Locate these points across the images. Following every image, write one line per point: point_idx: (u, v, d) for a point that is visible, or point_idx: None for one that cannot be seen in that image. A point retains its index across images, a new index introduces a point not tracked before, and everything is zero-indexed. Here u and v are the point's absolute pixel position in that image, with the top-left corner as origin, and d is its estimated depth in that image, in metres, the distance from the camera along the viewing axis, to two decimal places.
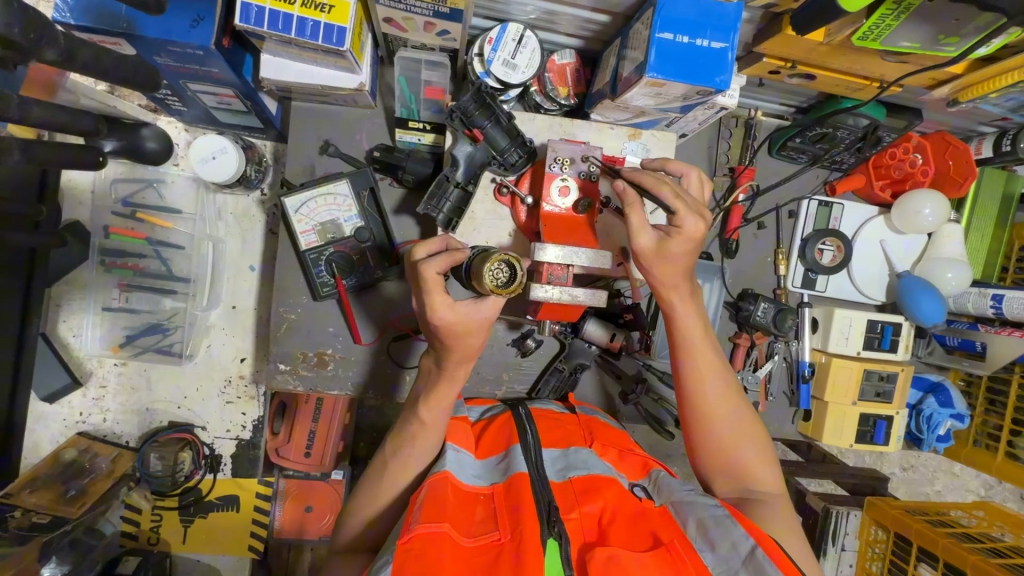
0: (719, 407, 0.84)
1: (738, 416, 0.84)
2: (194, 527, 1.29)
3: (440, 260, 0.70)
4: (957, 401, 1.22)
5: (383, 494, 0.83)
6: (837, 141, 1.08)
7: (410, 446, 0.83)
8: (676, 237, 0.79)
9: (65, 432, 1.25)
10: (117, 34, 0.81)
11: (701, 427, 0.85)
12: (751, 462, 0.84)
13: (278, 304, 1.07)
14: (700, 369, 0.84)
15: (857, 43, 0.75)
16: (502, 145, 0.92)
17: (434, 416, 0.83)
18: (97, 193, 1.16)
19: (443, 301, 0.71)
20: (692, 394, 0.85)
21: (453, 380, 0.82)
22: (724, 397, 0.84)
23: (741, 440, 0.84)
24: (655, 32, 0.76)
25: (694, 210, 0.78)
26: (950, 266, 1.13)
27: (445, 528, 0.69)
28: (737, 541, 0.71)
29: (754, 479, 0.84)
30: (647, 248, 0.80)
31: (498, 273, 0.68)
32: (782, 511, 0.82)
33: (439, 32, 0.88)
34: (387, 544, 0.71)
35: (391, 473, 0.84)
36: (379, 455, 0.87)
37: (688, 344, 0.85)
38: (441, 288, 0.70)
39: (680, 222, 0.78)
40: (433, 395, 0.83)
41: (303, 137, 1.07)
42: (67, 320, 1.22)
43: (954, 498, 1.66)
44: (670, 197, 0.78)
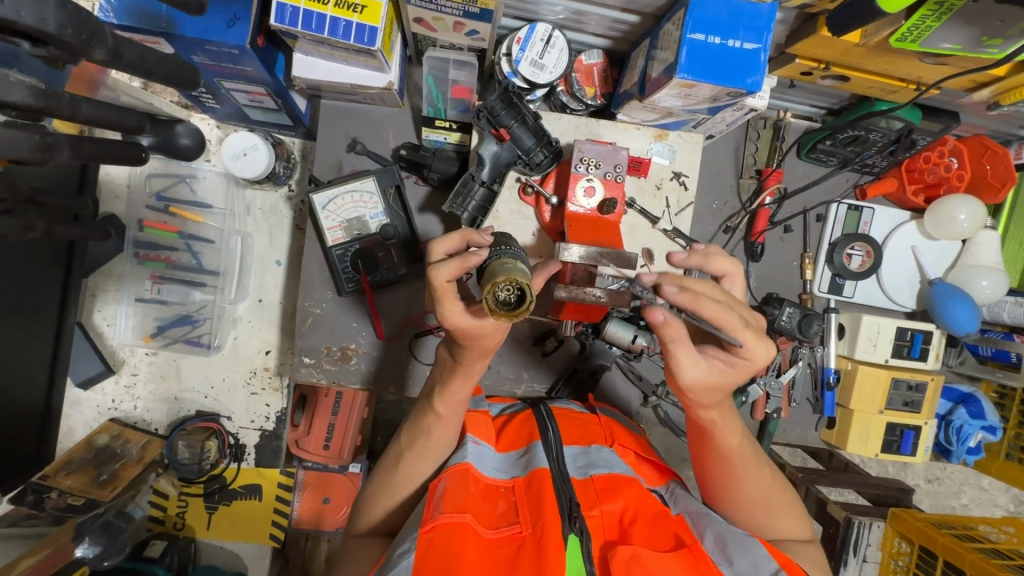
0: (749, 473, 0.80)
1: (766, 476, 0.81)
2: (218, 514, 1.32)
3: (451, 265, 0.61)
4: (989, 413, 1.19)
5: (396, 488, 0.83)
6: (869, 143, 1.06)
7: (426, 437, 0.81)
8: (740, 366, 0.69)
9: (98, 418, 1.29)
10: (158, 34, 0.83)
11: (729, 489, 0.81)
12: (780, 515, 0.83)
13: (303, 299, 1.09)
14: (733, 446, 0.78)
15: (895, 45, 0.74)
16: (528, 145, 0.93)
17: (449, 409, 0.79)
18: (133, 187, 1.20)
19: (457, 310, 0.64)
20: (713, 453, 0.80)
21: (468, 375, 0.76)
22: (752, 461, 0.80)
23: (772, 497, 0.82)
24: (686, 33, 0.75)
25: (765, 338, 0.68)
26: (985, 274, 1.10)
27: (467, 519, 0.70)
28: (758, 562, 0.70)
29: (778, 524, 0.82)
30: (696, 380, 0.69)
31: (505, 292, 0.56)
32: (814, 555, 0.82)
33: (468, 32, 0.89)
34: (409, 531, 0.72)
35: (407, 463, 0.82)
36: (395, 440, 0.86)
37: (723, 431, 0.77)
38: (451, 296, 0.63)
39: (750, 355, 0.68)
40: (448, 390, 0.78)
41: (332, 135, 1.08)
42: (102, 310, 1.27)
43: (982, 512, 1.61)
44: (739, 330, 0.65)
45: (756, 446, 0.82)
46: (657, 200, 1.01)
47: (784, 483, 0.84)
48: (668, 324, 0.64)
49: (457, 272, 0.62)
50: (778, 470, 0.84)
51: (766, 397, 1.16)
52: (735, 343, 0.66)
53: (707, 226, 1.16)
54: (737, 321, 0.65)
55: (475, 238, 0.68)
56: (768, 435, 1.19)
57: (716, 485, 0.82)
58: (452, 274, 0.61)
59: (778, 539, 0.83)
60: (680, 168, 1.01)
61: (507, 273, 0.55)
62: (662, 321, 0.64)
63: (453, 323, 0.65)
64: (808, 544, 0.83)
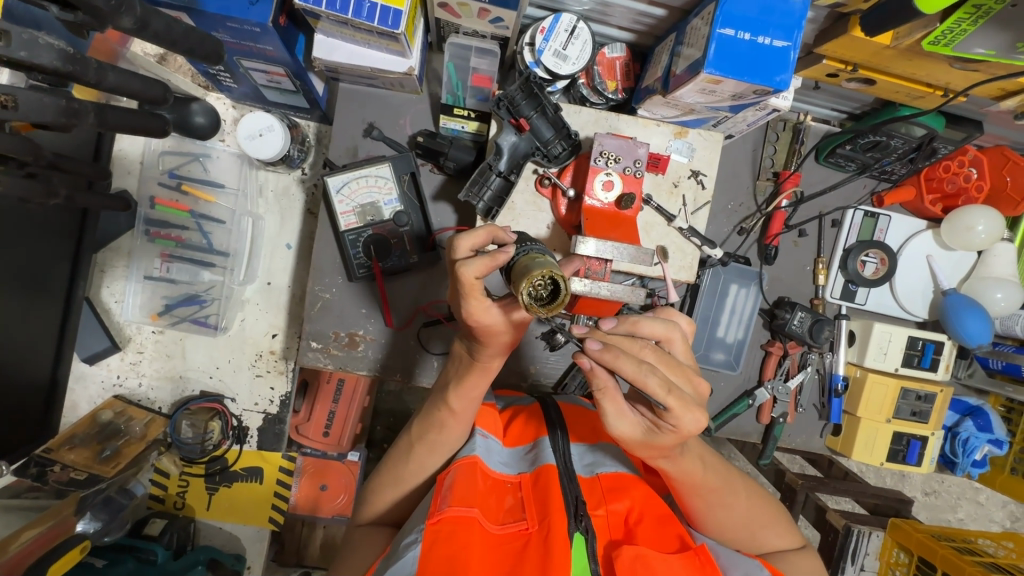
0: (722, 501, 0.77)
1: (742, 499, 0.79)
2: (218, 495, 1.32)
3: (479, 263, 0.59)
4: (996, 427, 1.18)
5: (406, 479, 0.82)
6: (889, 150, 1.04)
7: (437, 430, 0.79)
8: (668, 431, 0.64)
9: (102, 394, 1.29)
10: (180, 8, 0.82)
11: (706, 515, 0.79)
12: (769, 531, 0.82)
13: (313, 282, 1.09)
14: (698, 482, 0.75)
15: (927, 48, 0.73)
16: (547, 137, 0.94)
17: (464, 405, 0.77)
18: (146, 164, 1.19)
19: (482, 306, 0.62)
20: (688, 491, 0.76)
21: (485, 372, 0.74)
22: (724, 489, 0.77)
23: (754, 515, 0.80)
24: (716, 28, 0.74)
25: (695, 408, 0.62)
26: (1000, 286, 1.09)
27: (474, 513, 0.70)
28: (753, 570, 0.71)
29: (773, 532, 0.82)
30: (625, 432, 0.66)
31: (537, 289, 0.55)
32: (811, 566, 0.82)
33: (492, 19, 0.88)
34: (417, 521, 0.72)
35: (416, 458, 0.81)
36: (405, 432, 0.84)
37: (682, 474, 0.74)
38: (478, 293, 0.61)
39: (676, 424, 0.62)
40: (464, 385, 0.75)
41: (348, 119, 1.08)
42: (110, 286, 1.26)
43: (978, 527, 1.61)
44: (661, 395, 0.60)
45: (727, 470, 0.79)
46: (673, 198, 1.01)
47: (766, 499, 0.83)
48: (594, 371, 0.63)
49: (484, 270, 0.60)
50: (756, 488, 0.82)
51: (772, 401, 1.16)
52: (660, 406, 0.61)
53: (721, 227, 1.15)
54: (661, 384, 0.60)
55: (501, 235, 0.65)
56: (774, 440, 1.16)
57: (697, 515, 0.79)
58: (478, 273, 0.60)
59: (769, 551, 0.83)
60: (698, 167, 1.01)
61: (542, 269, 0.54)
62: (589, 368, 0.62)
63: (476, 321, 0.63)
64: (805, 553, 0.83)
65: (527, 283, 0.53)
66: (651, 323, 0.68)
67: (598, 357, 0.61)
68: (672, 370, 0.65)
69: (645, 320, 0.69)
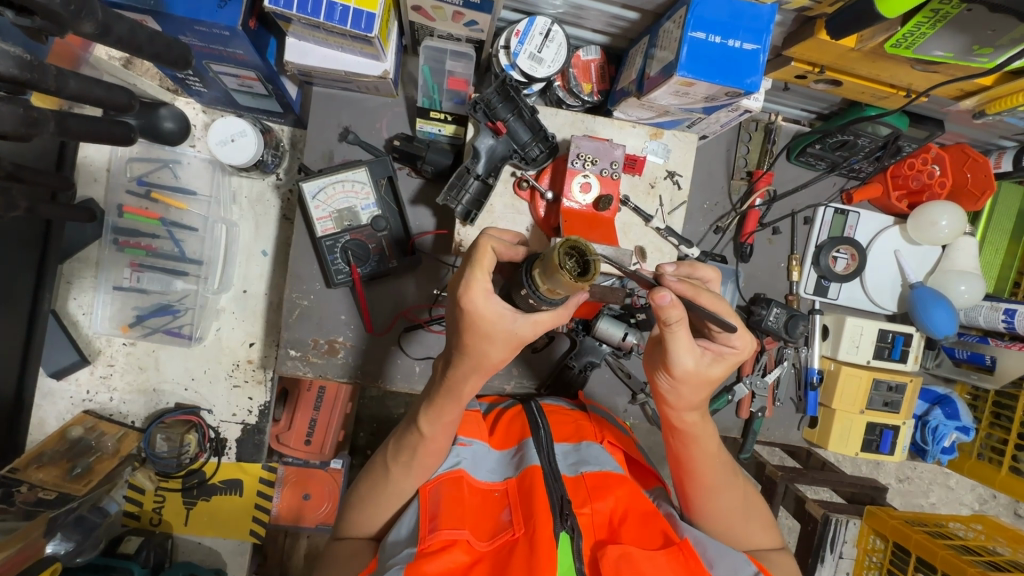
0: (724, 482, 0.80)
1: (739, 487, 0.82)
2: (196, 510, 1.29)
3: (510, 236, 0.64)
4: (963, 414, 1.22)
5: (385, 500, 0.78)
6: (857, 148, 1.07)
7: (411, 453, 0.76)
8: (729, 356, 0.71)
9: (71, 410, 1.24)
10: (145, 11, 0.80)
11: (705, 503, 0.81)
12: (757, 528, 0.84)
13: (291, 289, 1.07)
14: (709, 457, 0.79)
15: (890, 51, 0.76)
16: (524, 140, 0.93)
17: (436, 431, 0.75)
18: (113, 171, 1.16)
19: (485, 287, 0.62)
20: (699, 464, 0.79)
21: (458, 398, 0.72)
22: (728, 472, 0.81)
23: (748, 505, 0.83)
24: (687, 31, 0.76)
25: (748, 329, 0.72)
26: (964, 278, 1.13)
27: (465, 534, 0.69)
28: (737, 566, 0.73)
29: (760, 528, 0.84)
30: (690, 368, 0.69)
31: (567, 262, 0.53)
32: (789, 565, 0.83)
33: (467, 22, 0.88)
34: (406, 542, 0.72)
35: (394, 482, 0.77)
36: (381, 454, 0.80)
37: (702, 434, 0.78)
38: (488, 268, 0.61)
39: (739, 343, 0.70)
40: (436, 410, 0.73)
41: (323, 123, 1.06)
42: (78, 298, 1.22)
43: (949, 510, 1.67)
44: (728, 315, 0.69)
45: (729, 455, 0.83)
46: (651, 198, 1.02)
47: (756, 495, 0.86)
48: (672, 305, 0.63)
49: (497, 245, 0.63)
50: (749, 483, 0.86)
51: (751, 395, 1.18)
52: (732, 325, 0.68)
53: (698, 226, 1.17)
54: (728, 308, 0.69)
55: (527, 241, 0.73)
56: (754, 433, 1.19)
57: (695, 499, 0.82)
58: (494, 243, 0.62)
59: (754, 549, 0.84)
60: (674, 167, 1.02)
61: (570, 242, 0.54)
62: (669, 301, 0.62)
63: (471, 303, 0.62)
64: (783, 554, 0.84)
65: (564, 241, 0.53)
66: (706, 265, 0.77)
67: (678, 289, 0.66)
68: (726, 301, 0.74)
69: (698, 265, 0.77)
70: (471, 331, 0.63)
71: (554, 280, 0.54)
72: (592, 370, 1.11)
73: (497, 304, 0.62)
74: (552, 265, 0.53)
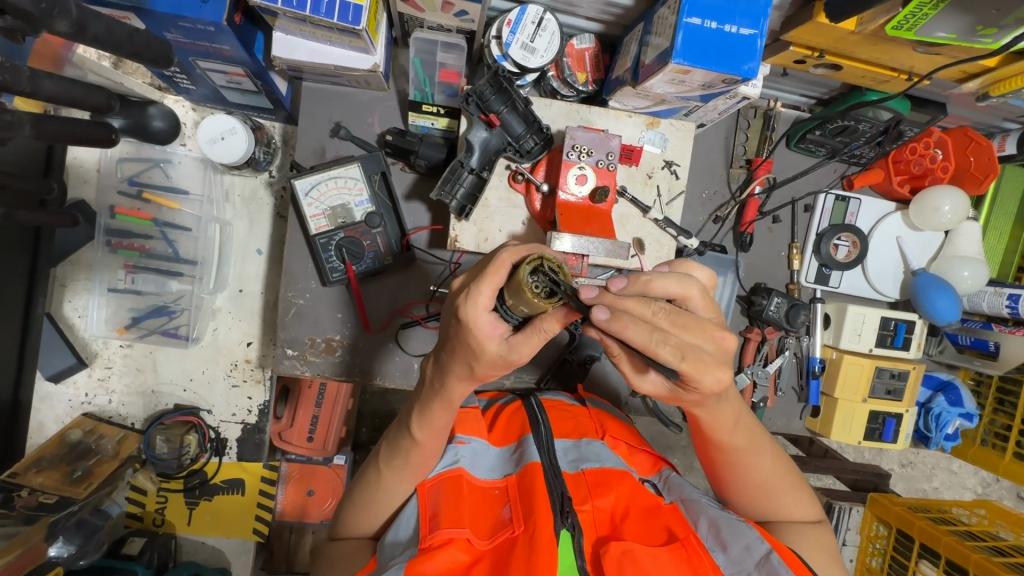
0: (743, 459, 0.78)
1: (766, 463, 0.79)
2: (199, 510, 1.29)
3: (519, 247, 0.57)
4: (967, 401, 1.21)
5: (379, 502, 0.78)
6: (858, 134, 1.05)
7: (405, 454, 0.75)
8: (690, 392, 0.64)
9: (70, 413, 1.24)
10: (127, 8, 0.78)
11: (727, 473, 0.80)
12: (788, 502, 0.80)
13: (286, 289, 1.06)
14: (717, 435, 0.76)
15: (891, 33, 0.74)
16: (518, 132, 0.91)
17: (428, 436, 0.73)
18: (104, 172, 1.14)
19: (487, 303, 0.58)
20: (711, 441, 0.78)
21: (449, 402, 0.70)
22: (748, 448, 0.78)
23: (774, 483, 0.80)
24: (683, 17, 0.73)
25: (712, 369, 0.60)
26: (967, 264, 1.11)
27: (465, 533, 0.69)
28: (751, 544, 0.69)
29: (788, 507, 0.80)
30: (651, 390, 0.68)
31: (537, 281, 0.55)
32: (819, 538, 0.79)
33: (456, 12, 0.85)
34: (406, 545, 0.71)
35: (387, 485, 0.77)
36: (373, 458, 0.80)
37: (707, 421, 0.74)
38: (496, 285, 0.56)
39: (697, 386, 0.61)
40: (428, 415, 0.71)
41: (314, 119, 1.05)
42: (73, 300, 1.21)
43: (952, 495, 1.66)
44: (675, 363, 0.58)
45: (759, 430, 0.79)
46: (648, 188, 1.00)
47: (791, 467, 0.82)
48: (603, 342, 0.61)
49: (521, 259, 0.57)
50: (785, 455, 0.81)
51: (753, 386, 1.17)
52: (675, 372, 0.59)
53: (697, 216, 1.16)
54: (675, 352, 0.58)
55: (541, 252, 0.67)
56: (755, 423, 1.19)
57: (716, 467, 0.81)
58: (515, 260, 0.56)
59: (785, 520, 0.81)
60: (672, 157, 1.00)
61: (541, 263, 0.56)
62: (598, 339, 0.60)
63: (471, 314, 0.57)
64: (815, 526, 0.81)
65: (536, 260, 0.55)
66: (666, 281, 0.62)
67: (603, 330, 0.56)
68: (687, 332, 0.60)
69: (658, 278, 0.62)
70: (459, 335, 0.60)
71: (518, 297, 0.55)
72: (592, 363, 1.13)
73: (490, 323, 0.58)
74: (517, 281, 0.55)
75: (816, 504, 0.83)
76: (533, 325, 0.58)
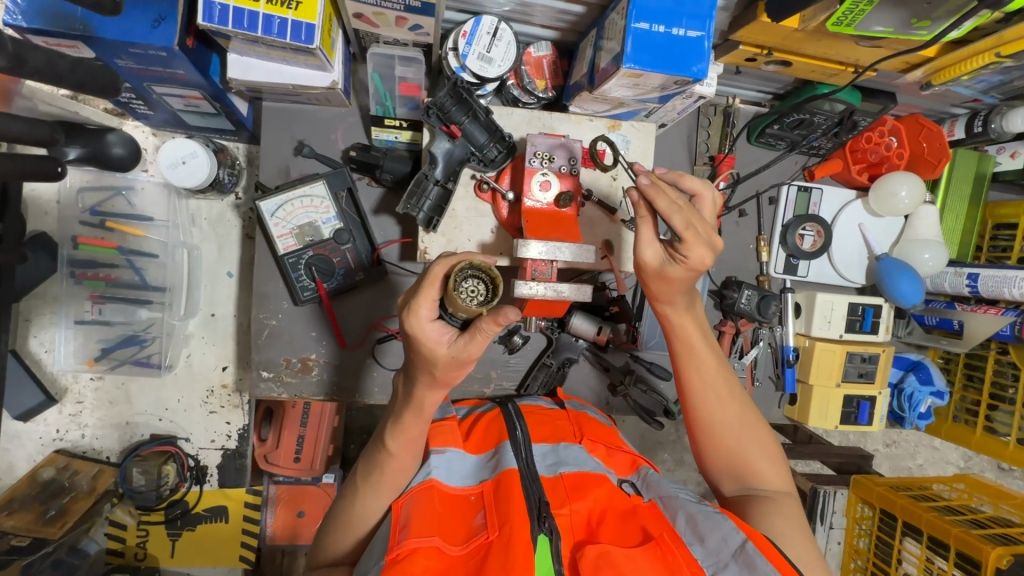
0: (718, 405, 0.84)
1: (736, 417, 0.84)
2: (182, 541, 1.27)
3: (448, 260, 0.63)
4: (937, 378, 1.24)
5: (354, 525, 0.77)
6: (814, 126, 1.08)
7: (380, 471, 0.76)
8: (680, 265, 0.75)
9: (42, 451, 1.21)
10: (75, 37, 0.77)
11: (705, 428, 0.85)
12: (761, 466, 0.84)
13: (258, 310, 1.05)
14: (705, 367, 0.84)
15: (832, 29, 0.76)
16: (481, 141, 0.92)
17: (402, 446, 0.74)
18: (64, 204, 1.12)
19: (429, 314, 0.62)
20: (693, 380, 0.84)
21: (419, 410, 0.72)
22: (725, 391, 0.84)
23: (745, 443, 0.84)
24: (630, 22, 0.75)
25: (705, 245, 0.73)
26: (928, 247, 1.14)
27: (434, 541, 0.67)
28: (726, 534, 0.70)
29: (760, 477, 0.83)
30: (647, 262, 0.76)
31: (472, 292, 0.64)
32: (788, 508, 0.81)
33: (411, 27, 0.86)
34: (376, 556, 0.69)
35: (361, 506, 0.77)
36: (350, 476, 0.80)
37: (691, 345, 0.83)
38: (433, 297, 0.62)
39: (689, 255, 0.74)
40: (400, 426, 0.73)
41: (277, 139, 1.04)
42: (38, 335, 1.18)
43: (935, 470, 1.70)
44: (681, 229, 0.72)
45: (732, 380, 0.86)
46: (614, 191, 1.01)
47: (764, 432, 0.85)
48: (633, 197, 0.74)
49: (452, 270, 0.62)
50: (755, 416, 0.86)
51: None
52: (678, 232, 0.72)
53: None
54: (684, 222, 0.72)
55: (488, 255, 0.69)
56: None
57: (694, 424, 0.86)
58: (446, 272, 0.62)
59: (758, 489, 0.83)
60: (635, 158, 1.02)
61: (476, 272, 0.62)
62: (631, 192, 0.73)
63: (416, 329, 0.62)
64: (783, 496, 0.83)
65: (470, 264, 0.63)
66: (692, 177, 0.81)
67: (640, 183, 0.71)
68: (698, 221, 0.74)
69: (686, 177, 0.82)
70: (411, 350, 0.64)
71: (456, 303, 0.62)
72: (570, 366, 1.14)
73: (435, 330, 0.62)
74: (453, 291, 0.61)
75: (786, 477, 0.85)
76: (475, 327, 0.61)
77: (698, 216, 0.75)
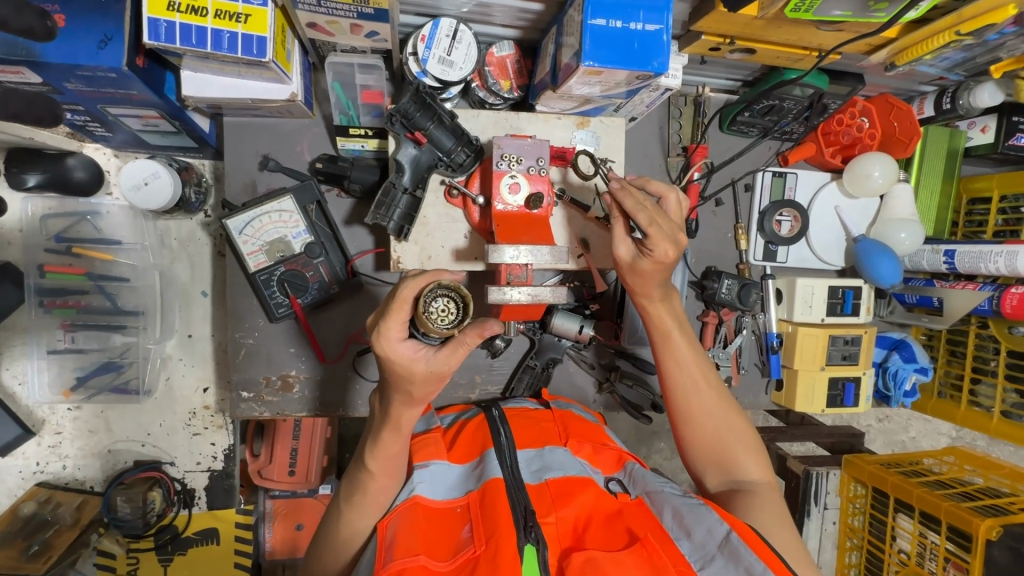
0: (696, 396, 0.84)
1: (715, 408, 0.84)
2: (174, 565, 1.25)
3: (416, 279, 0.61)
4: (920, 355, 1.25)
5: (340, 546, 0.76)
6: (784, 112, 1.08)
7: (362, 491, 0.76)
8: (648, 258, 0.77)
9: (22, 484, 1.19)
10: (18, 62, 0.75)
11: (686, 421, 0.85)
12: (743, 457, 0.83)
13: (233, 330, 1.03)
14: (681, 357, 0.85)
15: (791, 15, 0.75)
16: (448, 146, 0.90)
17: (382, 465, 0.74)
18: (26, 233, 1.07)
19: (399, 334, 0.61)
20: (671, 371, 0.85)
21: (397, 428, 0.72)
22: (703, 382, 0.84)
23: (725, 435, 0.84)
24: (587, 18, 0.74)
25: (668, 239, 0.75)
26: (904, 226, 1.14)
27: (419, 560, 0.66)
28: (713, 526, 0.70)
29: (743, 469, 0.83)
30: (622, 257, 0.80)
31: (444, 312, 0.62)
32: (772, 499, 0.80)
33: (367, 34, 0.84)
34: None
35: (346, 527, 0.76)
36: (334, 498, 0.79)
37: (667, 336, 0.85)
38: (403, 319, 0.61)
39: (655, 249, 0.75)
40: (379, 445, 0.74)
41: (240, 154, 1.02)
42: (10, 368, 1.16)
43: (929, 442, 1.72)
44: (644, 225, 0.74)
45: (710, 371, 0.86)
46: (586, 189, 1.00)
47: (744, 424, 0.85)
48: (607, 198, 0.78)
49: (421, 291, 0.60)
50: (735, 408, 0.86)
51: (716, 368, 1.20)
52: (642, 230, 0.75)
53: None
54: (648, 219, 0.74)
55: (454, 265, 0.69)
56: None
57: (676, 417, 0.86)
58: (414, 294, 0.60)
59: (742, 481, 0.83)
60: (606, 154, 1.00)
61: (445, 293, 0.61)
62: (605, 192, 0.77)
63: (389, 349, 0.61)
64: (768, 488, 0.82)
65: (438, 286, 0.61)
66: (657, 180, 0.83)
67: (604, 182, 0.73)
68: (662, 220, 0.76)
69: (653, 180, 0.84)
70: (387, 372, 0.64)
71: (425, 325, 0.60)
72: (555, 366, 1.12)
73: (410, 348, 0.62)
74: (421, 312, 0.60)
75: (768, 471, 0.84)
76: (454, 340, 0.61)
77: (664, 216, 0.77)
